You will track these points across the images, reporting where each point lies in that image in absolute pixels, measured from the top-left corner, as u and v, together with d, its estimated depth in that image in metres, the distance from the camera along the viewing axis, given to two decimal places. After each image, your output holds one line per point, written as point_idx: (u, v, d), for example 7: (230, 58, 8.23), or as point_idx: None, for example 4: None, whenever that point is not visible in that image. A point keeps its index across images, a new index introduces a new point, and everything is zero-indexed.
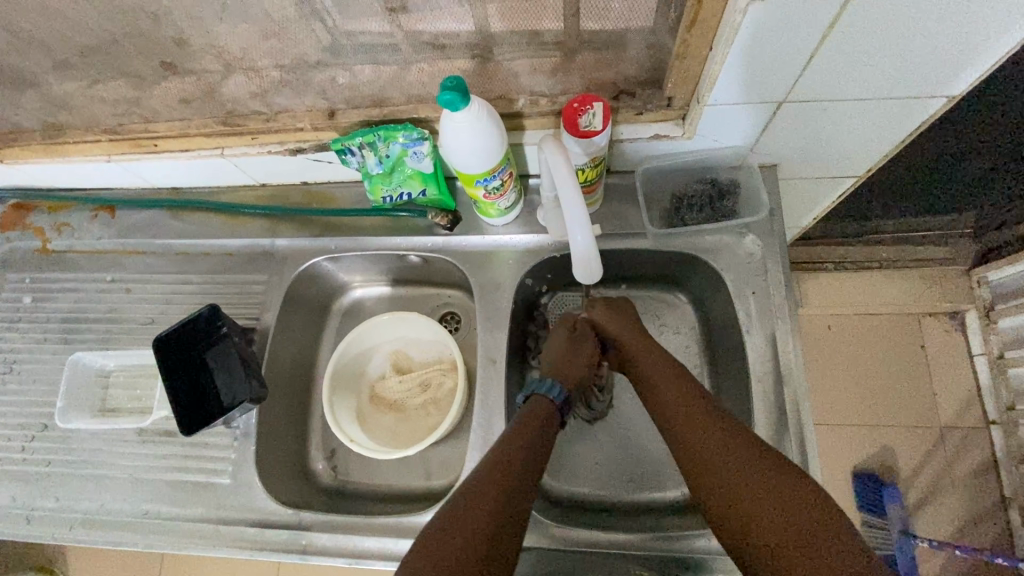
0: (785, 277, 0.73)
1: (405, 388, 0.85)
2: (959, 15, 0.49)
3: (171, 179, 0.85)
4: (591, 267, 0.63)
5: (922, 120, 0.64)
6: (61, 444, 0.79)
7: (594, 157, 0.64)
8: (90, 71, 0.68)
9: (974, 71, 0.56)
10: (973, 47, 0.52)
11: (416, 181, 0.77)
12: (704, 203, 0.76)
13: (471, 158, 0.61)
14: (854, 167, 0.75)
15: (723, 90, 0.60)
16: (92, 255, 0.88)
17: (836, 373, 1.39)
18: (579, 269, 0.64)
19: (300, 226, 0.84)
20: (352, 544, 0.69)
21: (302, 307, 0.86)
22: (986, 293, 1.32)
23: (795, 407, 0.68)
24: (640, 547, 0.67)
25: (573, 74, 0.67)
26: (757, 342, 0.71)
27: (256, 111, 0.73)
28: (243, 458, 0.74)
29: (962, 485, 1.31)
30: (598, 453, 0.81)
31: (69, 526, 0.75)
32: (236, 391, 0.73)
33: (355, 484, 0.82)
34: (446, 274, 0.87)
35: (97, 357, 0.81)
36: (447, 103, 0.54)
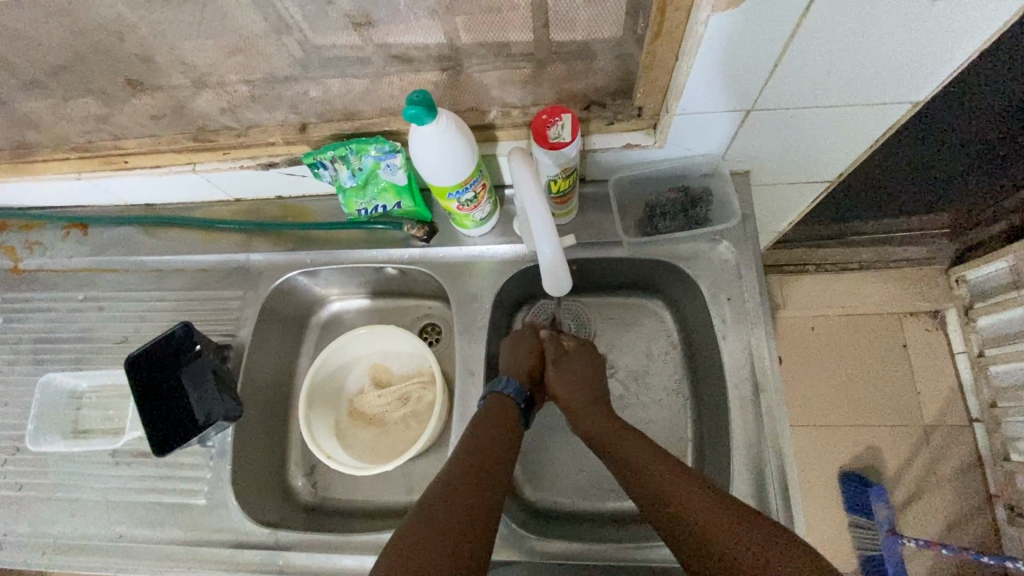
0: (759, 282, 0.73)
1: (384, 401, 0.84)
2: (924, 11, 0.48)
3: (145, 195, 0.84)
4: (561, 278, 0.63)
5: (889, 125, 0.65)
6: (33, 467, 0.77)
7: (565, 168, 0.64)
8: (56, 89, 0.68)
9: (950, 62, 0.55)
10: (945, 39, 0.52)
11: (391, 194, 0.77)
12: (676, 211, 0.77)
13: (442, 172, 0.61)
14: (829, 171, 0.76)
15: (691, 99, 0.61)
16: (65, 273, 0.87)
17: (820, 374, 1.40)
18: (550, 280, 0.63)
19: (275, 240, 0.83)
20: (330, 563, 0.68)
21: (279, 321, 0.86)
22: (965, 292, 1.33)
23: (772, 413, 0.68)
24: (619, 559, 0.66)
25: (543, 86, 0.67)
26: (733, 348, 0.71)
27: (228, 126, 0.72)
28: (218, 478, 0.73)
29: (947, 483, 1.32)
30: (580, 462, 0.81)
31: (40, 551, 0.74)
32: (211, 409, 0.72)
33: (335, 500, 0.81)
34: (425, 285, 0.87)
35: (69, 377, 0.80)
36: (413, 117, 0.54)
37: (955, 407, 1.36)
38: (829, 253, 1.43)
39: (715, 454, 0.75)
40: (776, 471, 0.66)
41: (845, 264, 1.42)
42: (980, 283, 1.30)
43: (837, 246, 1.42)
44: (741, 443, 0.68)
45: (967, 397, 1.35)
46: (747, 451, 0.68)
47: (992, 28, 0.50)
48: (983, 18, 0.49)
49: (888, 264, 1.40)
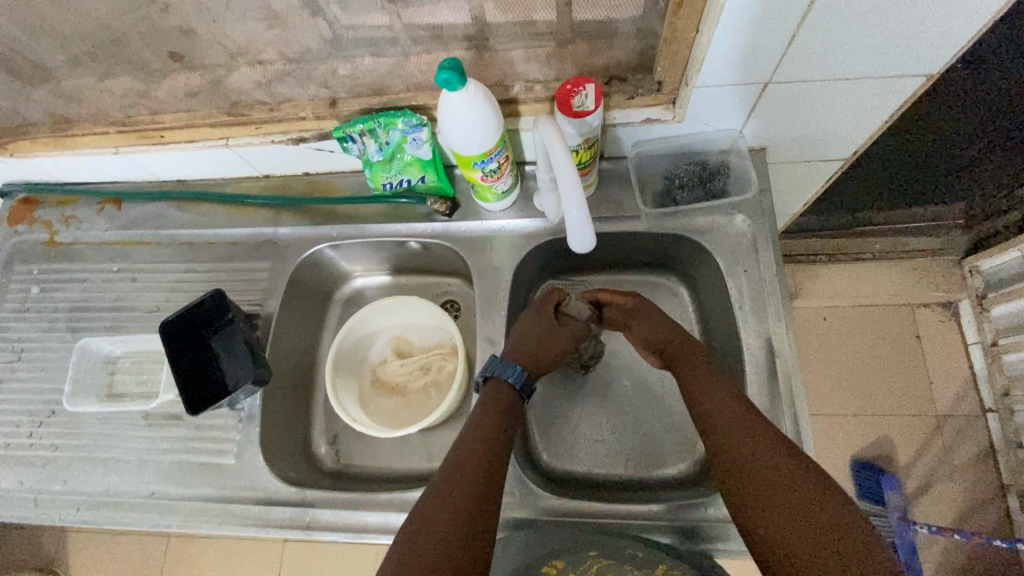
0: (775, 254, 0.75)
1: (406, 371, 0.86)
2: None
3: (176, 170, 0.87)
4: (586, 237, 0.63)
5: (904, 99, 0.67)
6: (68, 429, 0.80)
7: (587, 138, 0.65)
8: (102, 63, 0.71)
9: (967, 31, 0.56)
10: (963, 5, 0.52)
11: (415, 168, 0.79)
12: (695, 183, 0.77)
13: (467, 140, 0.63)
14: (845, 148, 0.77)
15: (711, 70, 0.62)
16: (98, 246, 0.90)
17: (833, 365, 1.47)
18: (578, 238, 0.63)
19: (302, 214, 0.86)
20: (355, 519, 0.69)
21: (306, 295, 0.89)
22: (979, 283, 1.39)
23: (788, 382, 0.70)
24: (650, 516, 0.68)
25: (565, 61, 0.70)
26: (748, 319, 0.74)
27: (261, 101, 0.76)
28: (247, 438, 0.76)
29: (960, 472, 1.36)
30: (596, 434, 0.83)
31: (75, 508, 0.76)
32: (241, 374, 0.75)
33: (358, 466, 0.84)
34: (446, 261, 0.89)
35: (104, 343, 0.82)
36: (445, 82, 0.56)
37: (968, 397, 1.40)
38: (842, 244, 1.48)
39: None
40: (792, 435, 0.68)
41: (859, 255, 1.48)
42: (994, 271, 1.36)
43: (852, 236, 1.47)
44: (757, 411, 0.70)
45: (981, 387, 1.39)
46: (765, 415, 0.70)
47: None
48: None
49: (900, 254, 1.46)
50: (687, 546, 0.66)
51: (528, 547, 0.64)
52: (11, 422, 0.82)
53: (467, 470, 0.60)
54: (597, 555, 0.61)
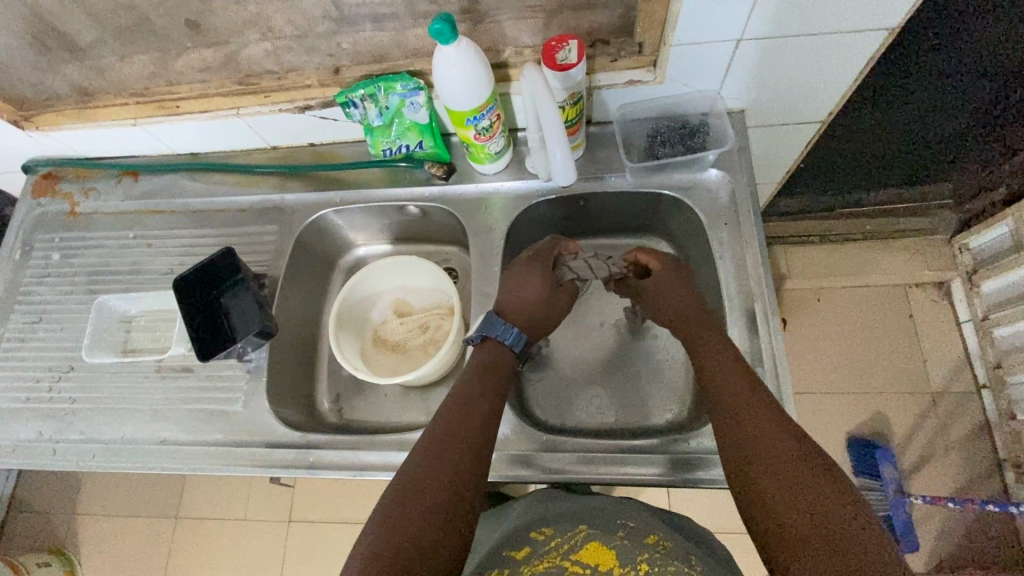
0: (754, 206, 0.79)
1: (406, 329, 0.91)
2: None
3: (190, 142, 0.92)
4: (566, 173, 0.76)
5: (870, 55, 0.71)
6: (86, 383, 0.84)
7: (572, 93, 0.70)
8: (124, 34, 0.77)
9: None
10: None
11: (414, 133, 0.84)
12: (675, 140, 0.81)
13: (460, 94, 0.68)
14: (819, 109, 0.81)
15: (685, 28, 0.67)
16: (116, 215, 0.95)
17: (828, 344, 1.49)
18: (561, 173, 0.76)
19: (308, 182, 0.91)
20: (356, 458, 0.73)
21: (311, 259, 0.93)
22: (969, 260, 1.42)
23: (768, 324, 0.73)
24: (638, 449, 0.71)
25: (552, 26, 0.75)
26: (729, 268, 0.77)
27: (270, 70, 0.81)
28: (255, 388, 0.80)
29: (956, 447, 1.37)
30: (588, 386, 0.86)
31: (91, 455, 0.79)
32: (247, 325, 0.79)
33: (360, 421, 0.88)
34: (443, 227, 0.94)
35: (122, 301, 0.87)
36: (437, 33, 0.61)
37: (962, 375, 1.42)
38: (833, 226, 1.51)
39: None
40: (773, 373, 0.71)
41: (849, 236, 1.51)
42: (983, 249, 1.38)
43: (840, 219, 1.50)
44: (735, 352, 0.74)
45: (974, 363, 1.41)
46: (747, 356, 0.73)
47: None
48: None
49: (891, 235, 1.48)
50: (676, 475, 0.69)
51: (528, 515, 0.67)
52: (30, 378, 0.86)
53: (438, 458, 0.60)
54: (588, 530, 0.61)
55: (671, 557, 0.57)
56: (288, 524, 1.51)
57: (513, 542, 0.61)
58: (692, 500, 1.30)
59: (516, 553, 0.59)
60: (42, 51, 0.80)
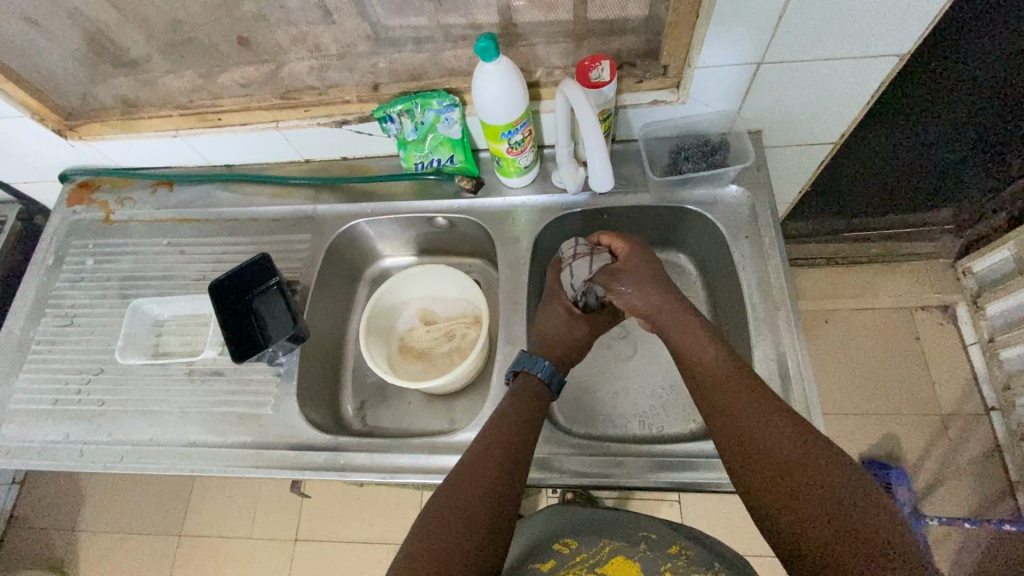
0: (774, 220, 0.82)
1: (432, 337, 0.92)
2: None
3: (227, 154, 0.96)
4: (605, 178, 0.82)
5: (881, 79, 0.75)
6: (116, 385, 0.85)
7: (603, 109, 0.74)
8: (174, 50, 0.81)
9: (930, 10, 0.64)
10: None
11: (445, 148, 0.87)
12: (698, 156, 0.84)
13: (499, 109, 0.72)
14: (831, 131, 0.86)
15: (710, 51, 0.71)
16: (150, 223, 0.98)
17: (836, 364, 1.51)
18: (599, 181, 0.83)
19: (340, 193, 0.94)
20: (386, 461, 0.73)
21: (340, 269, 0.95)
22: (973, 282, 1.46)
23: (790, 332, 0.75)
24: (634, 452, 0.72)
25: (581, 49, 0.79)
26: (750, 279, 0.80)
27: (311, 86, 0.85)
28: (285, 392, 0.81)
29: (968, 469, 1.38)
30: (612, 393, 0.87)
31: (118, 457, 0.80)
32: (280, 329, 0.81)
33: (384, 428, 0.88)
34: (469, 239, 0.97)
35: (154, 305, 0.89)
36: (482, 50, 0.65)
37: (971, 396, 1.43)
38: (839, 249, 1.56)
39: None
40: (797, 380, 0.73)
41: (856, 259, 1.56)
42: (986, 273, 1.42)
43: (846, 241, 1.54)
44: (761, 359, 0.75)
45: (982, 385, 1.43)
46: (772, 364, 0.75)
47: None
48: None
49: (897, 258, 1.54)
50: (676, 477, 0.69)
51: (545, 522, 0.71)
52: (60, 380, 0.86)
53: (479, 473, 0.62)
54: (610, 543, 0.66)
55: (693, 566, 0.62)
56: (295, 542, 1.48)
57: (538, 552, 0.67)
58: (706, 519, 1.28)
59: (543, 565, 0.65)
60: (97, 64, 0.84)
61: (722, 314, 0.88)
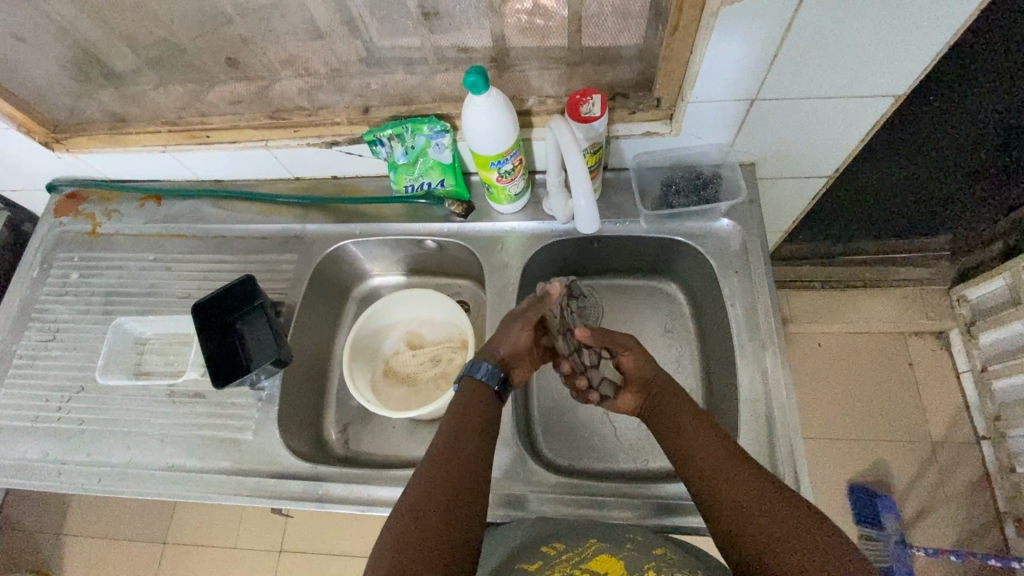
0: (764, 257, 0.81)
1: (417, 362, 0.91)
2: (896, 5, 0.58)
3: (217, 170, 0.95)
4: (590, 219, 0.76)
5: (876, 119, 0.75)
6: (95, 404, 0.84)
7: (594, 143, 0.74)
8: (163, 69, 0.80)
9: (926, 52, 0.64)
10: (920, 28, 0.61)
11: (436, 172, 0.87)
12: (690, 190, 0.84)
13: (488, 141, 0.71)
14: (825, 166, 0.85)
15: (703, 87, 0.71)
16: (138, 237, 0.97)
17: (826, 389, 1.50)
18: (584, 221, 0.77)
19: (329, 214, 0.93)
20: (365, 493, 0.72)
21: (327, 288, 0.95)
22: (966, 310, 1.43)
23: (777, 372, 0.75)
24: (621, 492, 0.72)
25: (575, 79, 0.79)
26: (739, 317, 0.79)
27: (301, 107, 0.84)
28: (265, 417, 0.80)
29: (957, 498, 1.37)
30: (594, 428, 0.86)
31: (95, 479, 0.79)
32: (265, 353, 0.80)
33: (366, 453, 0.87)
34: (459, 262, 0.96)
35: (138, 323, 0.88)
36: (471, 85, 0.64)
37: (961, 425, 1.43)
38: (833, 271, 1.53)
39: (725, 422, 0.81)
40: (782, 423, 0.72)
41: (850, 281, 1.53)
42: (981, 301, 1.40)
43: (840, 264, 1.53)
44: (747, 398, 0.75)
45: (973, 414, 1.42)
46: (757, 406, 0.74)
47: (962, 19, 0.59)
48: (945, 17, 0.59)
49: (893, 282, 1.50)
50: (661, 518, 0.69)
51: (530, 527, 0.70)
52: (40, 397, 0.85)
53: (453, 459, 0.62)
54: (597, 544, 0.59)
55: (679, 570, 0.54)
56: (279, 554, 1.47)
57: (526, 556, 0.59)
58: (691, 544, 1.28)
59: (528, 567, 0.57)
60: (84, 78, 0.83)
61: (711, 347, 0.87)
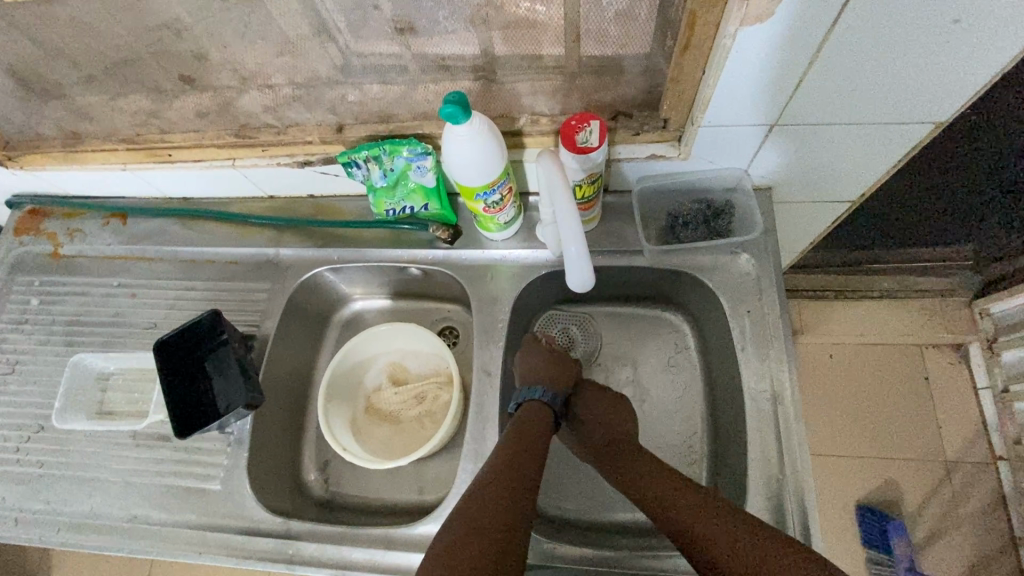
0: (780, 296, 0.74)
1: (401, 399, 0.85)
2: (947, 28, 0.49)
3: (184, 188, 0.87)
4: (584, 275, 0.65)
5: (911, 146, 0.66)
6: (56, 446, 0.78)
7: (591, 173, 0.67)
8: (113, 84, 0.72)
9: (978, 79, 0.55)
10: (973, 54, 0.52)
11: (419, 196, 0.79)
12: (698, 221, 0.78)
13: (472, 173, 0.63)
14: (850, 191, 0.76)
15: (715, 111, 0.62)
16: (101, 260, 0.90)
17: (835, 406, 1.37)
18: (577, 277, 0.66)
19: (305, 237, 0.86)
20: (339, 555, 0.68)
21: (304, 316, 0.88)
22: (989, 325, 1.31)
23: (789, 427, 0.68)
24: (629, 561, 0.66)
25: (572, 96, 0.70)
26: (750, 362, 0.72)
27: (268, 124, 0.76)
28: (234, 465, 0.74)
29: (969, 523, 1.27)
30: (590, 474, 0.80)
31: (56, 529, 0.74)
32: (231, 397, 0.73)
33: (345, 495, 0.82)
34: (446, 289, 0.89)
35: (98, 359, 0.82)
36: (448, 116, 0.56)
37: (978, 445, 1.31)
38: (850, 280, 1.41)
39: (732, 474, 0.74)
40: (793, 485, 0.66)
41: (866, 291, 1.40)
42: (1005, 315, 1.28)
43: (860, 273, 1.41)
44: (757, 456, 0.68)
45: (991, 433, 1.31)
46: (767, 465, 0.67)
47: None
48: (1004, 42, 0.50)
49: (910, 292, 1.38)
50: None
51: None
52: None
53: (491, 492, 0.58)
54: None
55: None
56: None
57: None
58: None
59: None
60: (28, 93, 0.75)
61: (717, 386, 0.80)
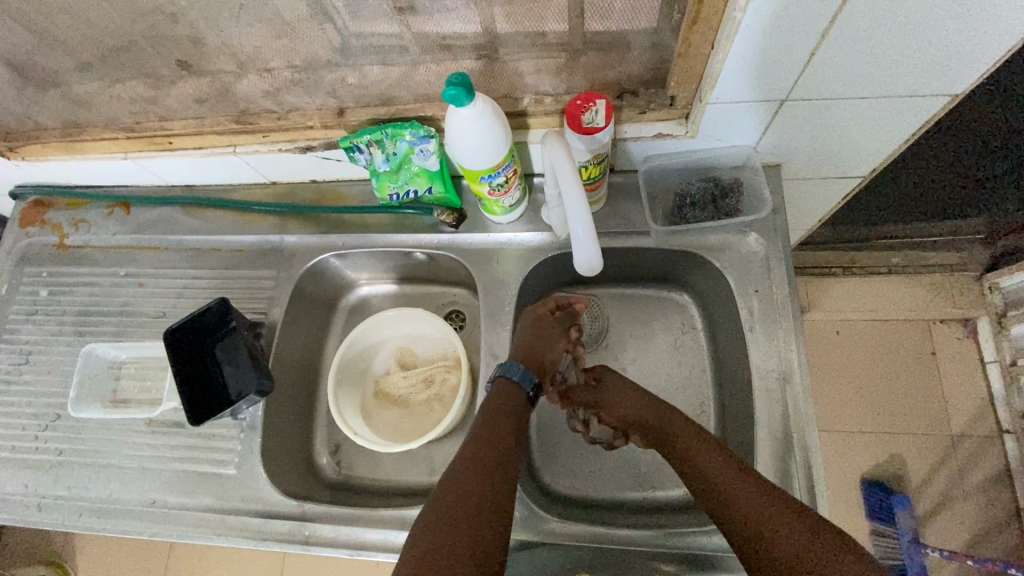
0: (789, 274, 0.73)
1: (409, 382, 0.85)
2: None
3: (186, 176, 0.87)
4: (592, 256, 0.63)
5: (925, 119, 0.64)
6: (73, 435, 0.80)
7: (597, 154, 0.65)
8: (110, 71, 0.71)
9: (997, 49, 0.53)
10: (994, 24, 0.50)
11: (422, 179, 0.79)
12: (705, 201, 0.76)
13: (476, 156, 0.62)
14: (861, 166, 0.75)
15: (724, 89, 0.61)
16: (108, 250, 0.90)
17: (842, 382, 1.37)
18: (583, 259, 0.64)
19: (309, 223, 0.86)
20: (354, 536, 0.69)
21: (311, 302, 0.88)
22: (998, 299, 1.31)
23: (796, 406, 0.68)
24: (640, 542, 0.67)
25: (576, 74, 0.68)
26: (757, 341, 0.72)
27: (268, 109, 0.75)
28: (248, 450, 0.75)
29: (975, 495, 1.28)
30: (597, 454, 0.80)
31: (78, 514, 0.76)
32: (243, 383, 0.74)
33: (357, 478, 0.83)
34: (451, 272, 0.88)
35: (110, 348, 0.83)
36: (452, 98, 0.55)
37: (984, 419, 1.31)
38: (858, 256, 1.40)
39: (739, 452, 0.75)
40: (800, 462, 0.66)
41: (872, 268, 1.39)
42: (1016, 290, 1.27)
43: (868, 250, 1.39)
44: (764, 435, 0.68)
45: (997, 407, 1.31)
46: (773, 443, 0.68)
47: None
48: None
49: (917, 268, 1.37)
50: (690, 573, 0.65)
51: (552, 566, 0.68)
52: (16, 426, 0.82)
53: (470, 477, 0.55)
54: None
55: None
56: None
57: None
58: None
59: None
60: (25, 83, 0.74)
61: (725, 366, 0.80)
